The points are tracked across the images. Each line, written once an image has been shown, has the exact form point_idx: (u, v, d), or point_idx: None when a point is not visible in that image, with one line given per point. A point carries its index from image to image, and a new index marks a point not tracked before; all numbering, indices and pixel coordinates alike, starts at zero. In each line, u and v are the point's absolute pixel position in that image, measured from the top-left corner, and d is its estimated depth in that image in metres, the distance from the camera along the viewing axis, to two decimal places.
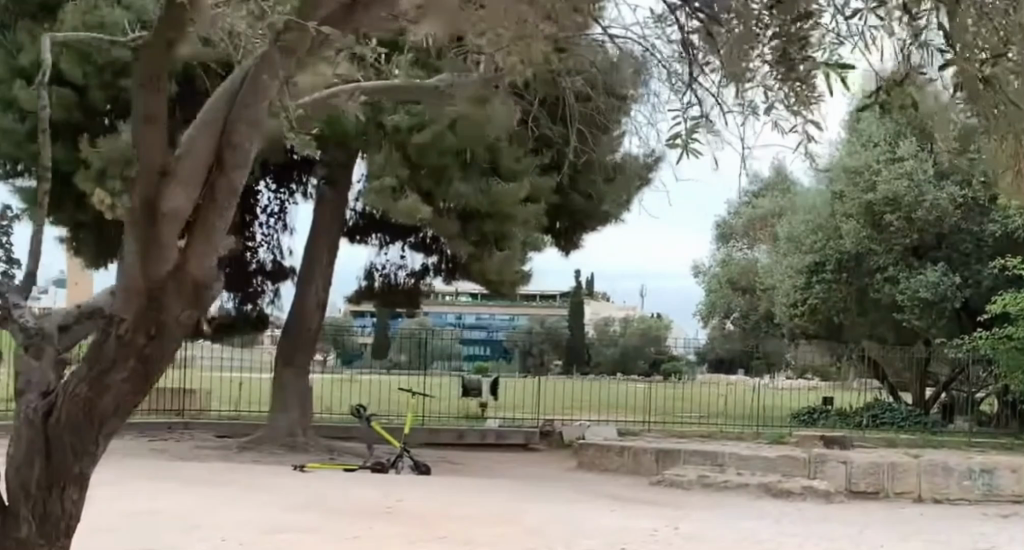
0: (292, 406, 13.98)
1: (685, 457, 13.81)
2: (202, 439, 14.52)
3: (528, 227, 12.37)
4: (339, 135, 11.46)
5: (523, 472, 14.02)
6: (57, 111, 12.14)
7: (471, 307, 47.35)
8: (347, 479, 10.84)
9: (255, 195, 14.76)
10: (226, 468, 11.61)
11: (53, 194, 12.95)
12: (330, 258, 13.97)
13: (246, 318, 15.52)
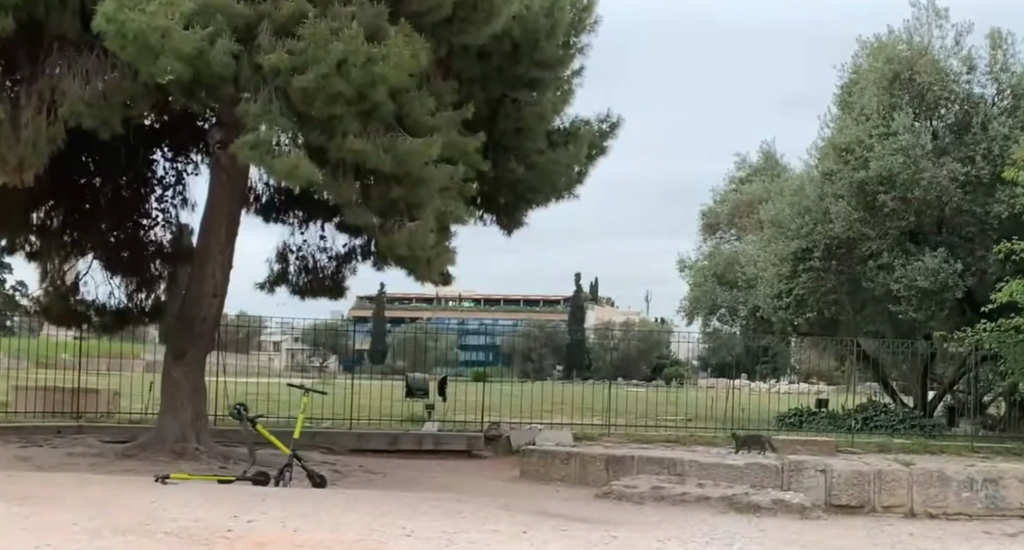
0: (180, 408, 12.84)
1: (639, 466, 11.89)
2: (83, 454, 12.83)
3: (444, 194, 10.54)
4: (209, 81, 9.79)
5: (448, 483, 12.11)
6: None
7: (458, 312, 45.38)
8: (205, 496, 9.03)
9: (152, 163, 14.40)
10: (74, 488, 9.82)
11: None
12: (230, 232, 12.60)
13: (138, 307, 15.17)
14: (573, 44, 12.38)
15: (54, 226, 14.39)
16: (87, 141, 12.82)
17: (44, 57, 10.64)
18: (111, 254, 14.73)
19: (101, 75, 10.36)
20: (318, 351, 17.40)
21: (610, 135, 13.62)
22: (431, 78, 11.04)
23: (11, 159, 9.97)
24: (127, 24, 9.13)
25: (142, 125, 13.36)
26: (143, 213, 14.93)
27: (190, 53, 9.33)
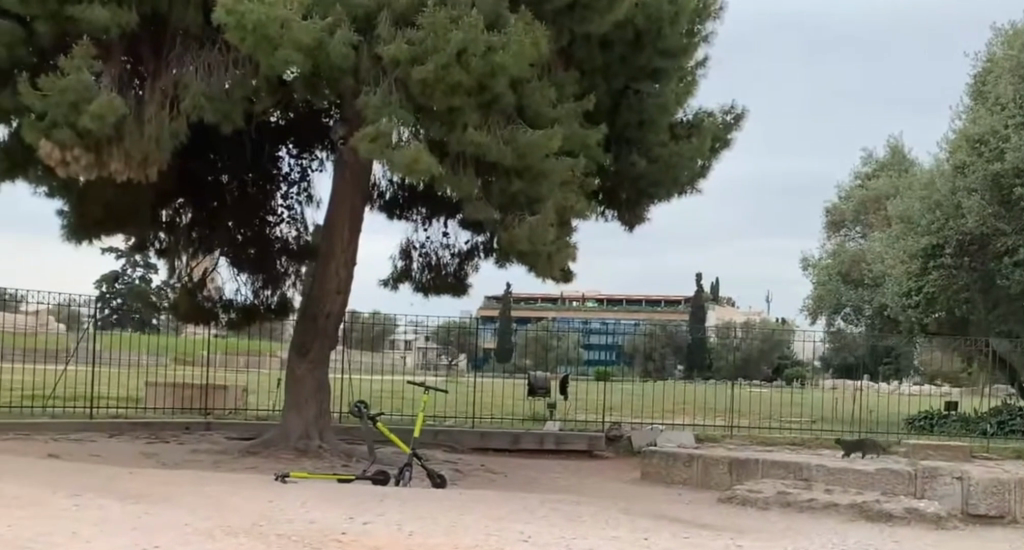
0: (306, 405, 13.38)
1: (764, 470, 11.52)
2: (198, 468, 12.95)
3: (565, 188, 10.58)
4: (331, 74, 10.12)
5: (569, 484, 11.91)
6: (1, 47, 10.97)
7: (581, 312, 45.04)
8: (324, 503, 9.02)
9: (277, 160, 15.17)
10: (192, 509, 9.89)
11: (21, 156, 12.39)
12: (353, 236, 13.13)
13: (268, 303, 15.96)
14: (698, 33, 12.14)
15: (183, 222, 15.20)
16: (210, 135, 13.54)
17: (167, 54, 11.39)
18: (239, 252, 15.48)
19: (222, 70, 11.13)
20: (446, 349, 17.34)
21: (734, 128, 13.27)
22: (552, 69, 10.97)
23: (135, 153, 10.68)
24: (247, 15, 9.53)
25: (266, 122, 14.07)
26: (270, 210, 15.62)
27: (309, 44, 9.75)
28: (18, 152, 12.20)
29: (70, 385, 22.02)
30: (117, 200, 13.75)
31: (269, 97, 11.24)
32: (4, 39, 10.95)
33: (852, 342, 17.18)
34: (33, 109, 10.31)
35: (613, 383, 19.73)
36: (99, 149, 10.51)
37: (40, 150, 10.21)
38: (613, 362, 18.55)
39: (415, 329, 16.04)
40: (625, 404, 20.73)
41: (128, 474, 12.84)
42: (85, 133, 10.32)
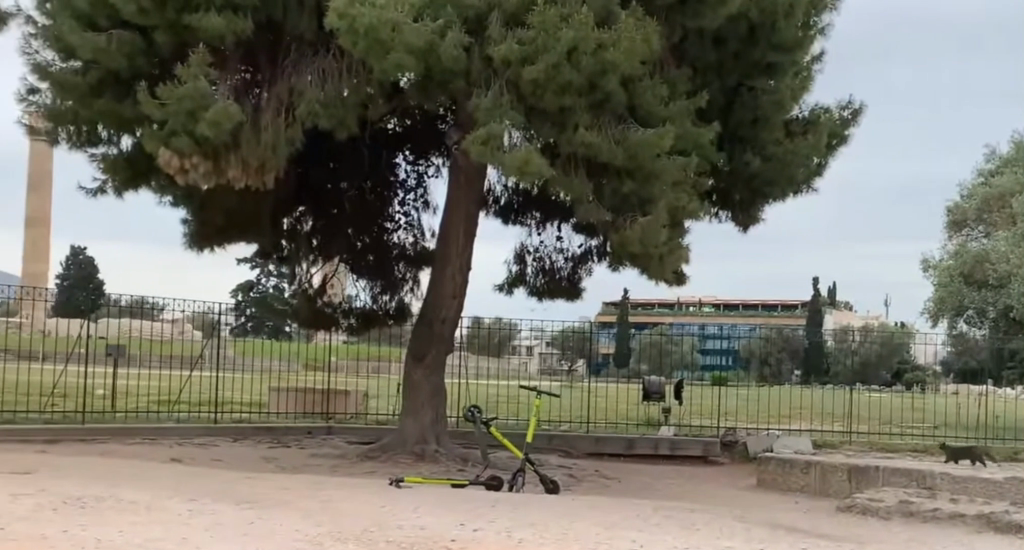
0: (423, 408, 13.94)
1: (886, 477, 11.17)
2: (313, 473, 13.02)
3: (677, 188, 10.38)
4: (442, 76, 10.05)
5: (683, 491, 11.70)
6: (120, 57, 11.47)
7: (696, 316, 44.69)
8: (434, 510, 8.97)
9: (395, 167, 16.01)
10: (308, 516, 9.93)
11: (139, 167, 13.02)
12: (467, 242, 13.54)
13: (385, 308, 17.10)
14: (813, 26, 11.79)
15: (304, 230, 16.13)
16: (329, 145, 14.43)
17: (283, 61, 11.72)
18: (358, 258, 16.55)
19: (335, 76, 11.39)
20: (564, 355, 17.24)
21: (852, 123, 12.93)
22: (664, 67, 10.79)
23: (252, 160, 11.01)
24: (359, 19, 9.58)
25: (383, 129, 14.96)
26: (388, 217, 16.59)
27: (422, 47, 9.71)
28: (141, 163, 12.87)
29: (194, 390, 22.51)
30: (238, 211, 14.76)
31: (381, 100, 11.47)
32: (122, 49, 11.44)
33: (976, 345, 16.63)
34: (153, 118, 10.73)
35: (729, 387, 19.43)
36: (218, 157, 10.87)
37: (160, 158, 10.61)
38: (730, 366, 18.29)
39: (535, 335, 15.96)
40: (741, 408, 20.41)
41: (247, 479, 12.98)
42: (202, 141, 10.70)
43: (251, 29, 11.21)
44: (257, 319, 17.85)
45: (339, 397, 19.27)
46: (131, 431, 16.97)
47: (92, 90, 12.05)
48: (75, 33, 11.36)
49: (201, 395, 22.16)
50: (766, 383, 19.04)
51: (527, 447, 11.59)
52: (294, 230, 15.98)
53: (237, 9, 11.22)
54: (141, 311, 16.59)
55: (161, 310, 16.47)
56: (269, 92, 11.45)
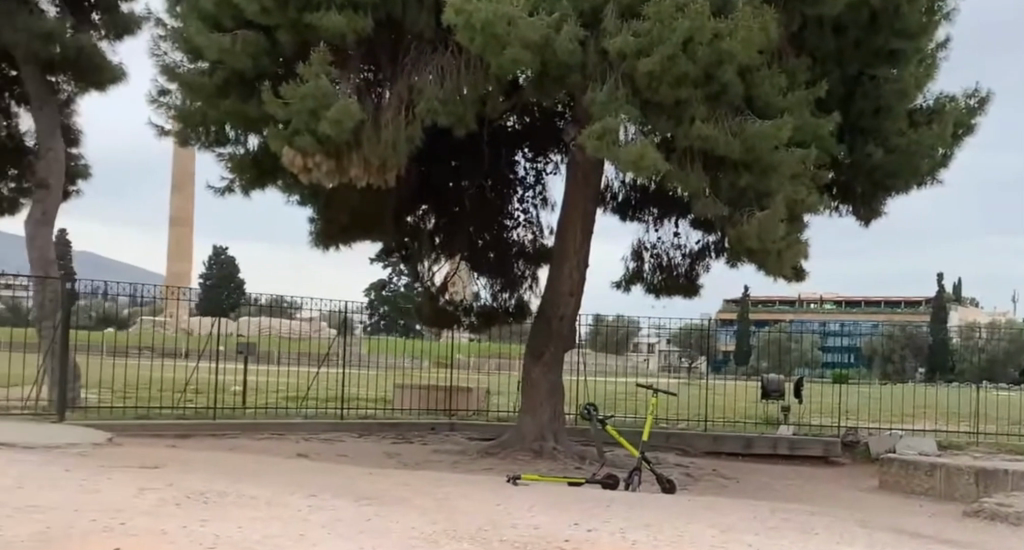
0: (541, 405, 13.81)
1: (1016, 481, 10.76)
2: (430, 471, 13.02)
3: (796, 181, 10.11)
4: (558, 68, 9.97)
5: (803, 492, 11.43)
6: (244, 56, 11.73)
7: (819, 313, 43.90)
8: (549, 510, 8.87)
9: (514, 164, 16.41)
10: (424, 513, 9.87)
11: (264, 165, 13.49)
12: (584, 239, 13.41)
13: (504, 305, 17.63)
14: (939, 11, 11.40)
15: (427, 228, 16.74)
16: (449, 143, 14.96)
17: (404, 59, 12.17)
18: (479, 255, 17.11)
19: (453, 72, 11.75)
20: (685, 352, 17.03)
21: (979, 112, 12.51)
22: (783, 56, 10.54)
23: (373, 159, 11.48)
24: (475, 14, 9.55)
25: (501, 127, 15.29)
26: (508, 215, 17.05)
27: (537, 40, 9.67)
28: (267, 161, 13.40)
29: (318, 388, 22.77)
30: (360, 207, 15.38)
31: (498, 97, 11.85)
32: (246, 48, 11.71)
33: None
34: (278, 117, 11.23)
35: (851, 385, 19.02)
36: (340, 155, 11.37)
37: (285, 157, 11.11)
38: (853, 364, 17.92)
39: (657, 332, 15.84)
40: (865, 407, 19.96)
41: (367, 475, 13.03)
42: (324, 140, 11.19)
43: (371, 26, 11.63)
44: (389, 319, 18.48)
45: (460, 394, 19.58)
46: (261, 427, 17.26)
47: (219, 90, 12.50)
48: (202, 36, 11.73)
49: (327, 392, 22.39)
50: (891, 381, 18.64)
51: (644, 446, 11.43)
52: (417, 228, 16.63)
53: (358, 8, 11.64)
54: (278, 310, 17.33)
55: (297, 309, 17.11)
56: (393, 87, 11.87)
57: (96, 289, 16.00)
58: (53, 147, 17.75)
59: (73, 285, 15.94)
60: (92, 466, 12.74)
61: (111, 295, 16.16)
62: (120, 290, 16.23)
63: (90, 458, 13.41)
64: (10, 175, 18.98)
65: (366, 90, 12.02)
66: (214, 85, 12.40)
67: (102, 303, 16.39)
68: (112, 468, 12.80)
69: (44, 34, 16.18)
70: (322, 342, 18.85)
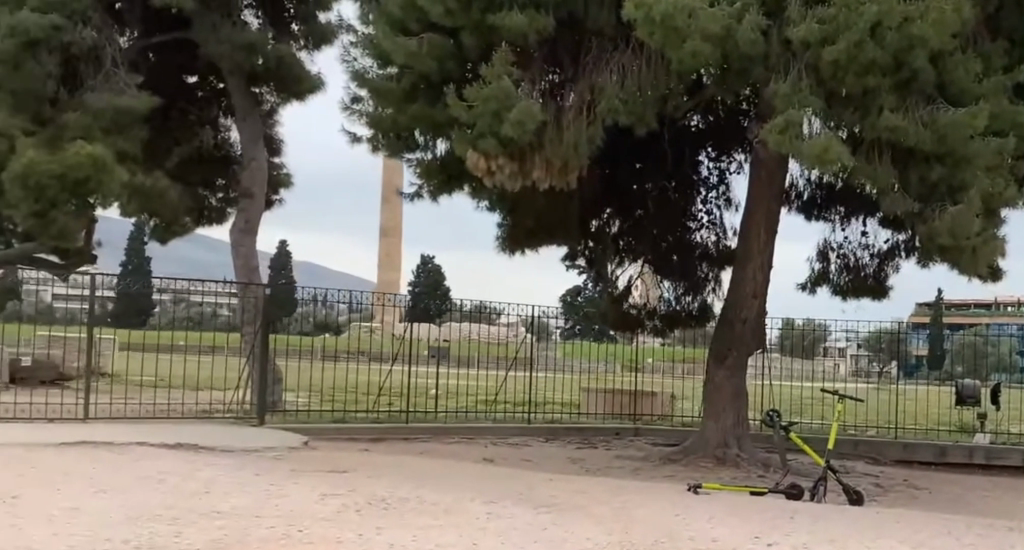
0: (725, 411, 13.44)
1: None
2: (611, 478, 12.77)
3: (993, 172, 9.51)
4: (741, 58, 9.67)
5: (1003, 505, 10.82)
6: (430, 60, 11.67)
7: (1020, 316, 42.16)
8: (729, 522, 8.54)
9: (698, 165, 16.02)
10: (600, 523, 9.60)
11: (452, 170, 13.43)
12: (768, 240, 12.97)
13: (688, 309, 17.30)
14: None
15: (612, 232, 16.52)
16: (630, 142, 14.73)
17: (585, 58, 11.98)
18: (663, 258, 16.79)
19: (635, 69, 11.51)
20: (877, 357, 16.47)
21: None
22: (978, 41, 10.00)
23: (555, 160, 11.34)
24: (655, 7, 9.33)
25: (684, 126, 14.97)
26: (691, 217, 16.66)
27: (719, 33, 9.39)
28: (454, 166, 13.34)
29: (504, 392, 22.75)
30: (544, 213, 15.20)
31: (679, 92, 11.58)
32: (432, 52, 11.64)
33: None
34: (463, 120, 11.11)
35: None
36: (523, 159, 11.23)
37: (469, 160, 11.04)
38: None
39: (847, 336, 15.29)
40: None
41: (548, 481, 12.85)
42: (508, 143, 11.05)
43: (553, 25, 11.53)
44: (581, 323, 18.40)
45: (645, 398, 19.28)
46: (451, 431, 17.25)
47: (407, 95, 12.50)
48: (390, 40, 11.76)
49: (513, 395, 22.32)
50: None
51: (829, 454, 10.96)
52: (601, 232, 16.41)
53: (540, 7, 11.57)
54: (482, 315, 17.85)
55: (497, 314, 17.68)
56: (576, 86, 11.72)
57: (315, 297, 16.44)
58: (256, 156, 19.00)
59: (294, 290, 16.87)
60: (282, 470, 12.84)
61: (331, 302, 16.55)
62: (338, 297, 16.55)
63: (281, 461, 13.52)
64: (217, 186, 20.65)
65: (549, 92, 11.85)
66: (402, 90, 12.39)
67: (320, 307, 16.98)
68: (303, 471, 12.90)
69: (246, 45, 17.14)
70: (511, 343, 18.94)
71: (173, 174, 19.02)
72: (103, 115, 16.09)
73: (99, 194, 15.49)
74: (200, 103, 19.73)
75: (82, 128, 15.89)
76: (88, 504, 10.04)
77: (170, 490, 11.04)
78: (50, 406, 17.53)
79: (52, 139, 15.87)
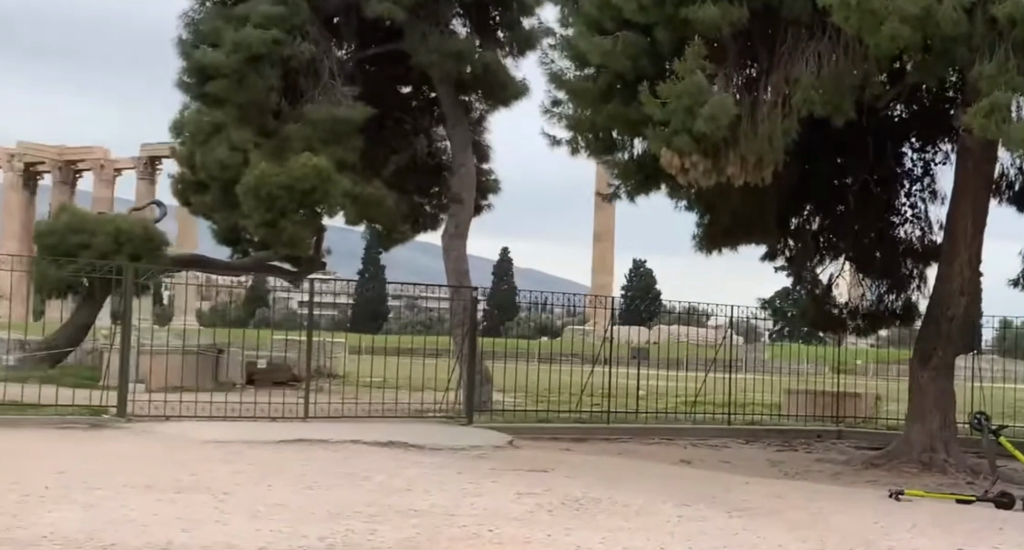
0: (931, 413, 12.76)
1: None
2: (812, 482, 12.23)
3: None
4: (944, 39, 9.12)
5: None
6: (624, 59, 11.44)
7: None
8: (932, 532, 7.99)
9: (901, 156, 15.32)
10: (795, 530, 9.11)
11: (650, 173, 13.16)
12: (976, 232, 12.24)
13: (891, 308, 16.57)
14: None
15: (811, 229, 16.02)
16: (827, 134, 14.22)
17: (780, 46, 11.43)
18: (865, 255, 16.10)
19: (830, 58, 10.97)
20: None
21: None
22: None
23: (749, 156, 10.91)
24: None
25: (887, 116, 14.33)
26: (895, 211, 15.86)
27: (918, 13, 8.85)
28: (649, 165, 13.00)
29: (708, 394, 22.26)
30: (741, 210, 14.78)
31: (879, 80, 10.95)
32: (627, 51, 11.38)
33: None
34: (657, 118, 10.90)
35: None
36: (716, 153, 10.88)
37: (662, 159, 10.83)
38: None
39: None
40: None
41: (747, 484, 12.38)
42: (702, 139, 10.74)
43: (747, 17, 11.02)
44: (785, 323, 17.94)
45: (849, 399, 18.60)
46: (651, 431, 16.88)
47: (603, 95, 12.25)
48: (583, 40, 11.64)
49: (717, 397, 21.78)
50: None
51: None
52: (802, 229, 15.97)
53: None
54: (694, 318, 17.53)
55: (710, 318, 17.37)
56: (771, 78, 11.25)
57: (538, 301, 16.31)
58: (467, 162, 18.95)
59: (518, 295, 16.39)
60: (482, 469, 12.68)
61: (551, 306, 16.40)
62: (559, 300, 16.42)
63: (481, 460, 13.36)
64: (433, 193, 20.56)
65: (745, 86, 11.42)
66: (597, 91, 12.19)
67: (539, 314, 16.67)
68: (500, 471, 12.72)
69: (455, 53, 17.33)
70: (716, 343, 18.35)
71: (389, 183, 19.32)
72: (321, 125, 16.73)
73: (325, 205, 16.30)
74: (414, 112, 19.89)
75: (302, 140, 16.73)
76: (289, 501, 10.02)
77: (373, 488, 10.97)
78: (264, 405, 17.78)
79: (276, 151, 16.85)
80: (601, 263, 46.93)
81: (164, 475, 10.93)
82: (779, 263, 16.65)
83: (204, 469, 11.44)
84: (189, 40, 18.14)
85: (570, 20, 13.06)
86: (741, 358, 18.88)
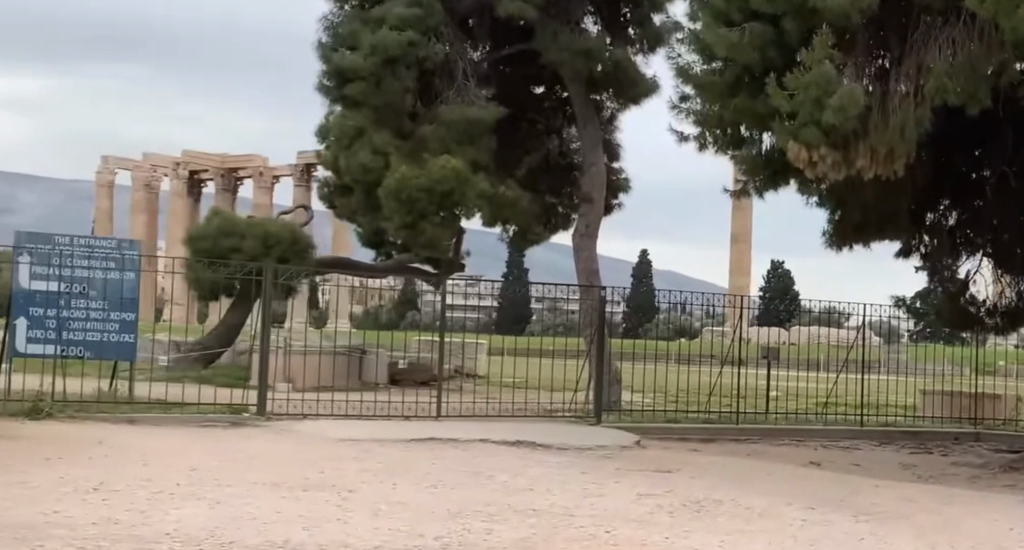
0: None
1: None
2: (947, 486, 11.74)
3: None
4: None
5: None
6: (751, 51, 11.15)
7: None
8: None
9: None
10: (924, 536, 8.68)
11: (783, 172, 12.77)
12: None
13: None
14: None
15: (948, 224, 15.51)
16: (962, 124, 13.65)
17: (914, 32, 10.88)
18: (1005, 251, 15.41)
19: (966, 45, 10.30)
20: None
21: None
22: None
23: (880, 147, 10.44)
24: None
25: None
26: None
27: None
28: (777, 162, 12.56)
29: (845, 394, 21.68)
30: (874, 205, 14.31)
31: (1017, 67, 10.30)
32: (755, 42, 11.10)
33: None
34: (784, 110, 10.62)
35: None
36: (845, 146, 10.48)
37: (790, 152, 10.51)
38: None
39: None
40: None
41: (879, 487, 11.92)
42: (830, 131, 10.37)
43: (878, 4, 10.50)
44: (925, 324, 17.35)
45: (988, 400, 17.92)
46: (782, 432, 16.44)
47: (730, 89, 11.91)
48: (711, 33, 11.37)
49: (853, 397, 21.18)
50: None
51: None
52: (937, 225, 15.47)
53: None
54: (833, 319, 17.05)
55: (848, 318, 16.87)
56: (903, 67, 10.74)
57: (676, 302, 15.98)
58: (597, 161, 18.62)
59: (656, 298, 16.13)
60: (607, 469, 12.41)
61: (690, 307, 16.03)
62: (699, 301, 16.03)
63: (607, 460, 13.09)
64: (565, 194, 20.17)
65: (876, 77, 10.99)
66: (724, 85, 11.88)
67: (678, 315, 16.37)
68: (626, 471, 12.44)
69: (585, 52, 17.09)
70: (851, 343, 17.84)
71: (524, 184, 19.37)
72: (455, 126, 16.59)
73: (464, 206, 16.24)
74: (547, 112, 19.66)
75: (438, 141, 16.68)
76: (412, 499, 9.86)
77: (497, 487, 10.77)
78: (398, 404, 17.73)
79: (413, 152, 16.86)
80: (739, 265, 46.14)
81: (293, 472, 10.86)
82: (914, 259, 16.20)
83: (332, 466, 11.35)
84: (329, 44, 18.18)
85: (696, 15, 12.78)
86: (879, 359, 18.33)
